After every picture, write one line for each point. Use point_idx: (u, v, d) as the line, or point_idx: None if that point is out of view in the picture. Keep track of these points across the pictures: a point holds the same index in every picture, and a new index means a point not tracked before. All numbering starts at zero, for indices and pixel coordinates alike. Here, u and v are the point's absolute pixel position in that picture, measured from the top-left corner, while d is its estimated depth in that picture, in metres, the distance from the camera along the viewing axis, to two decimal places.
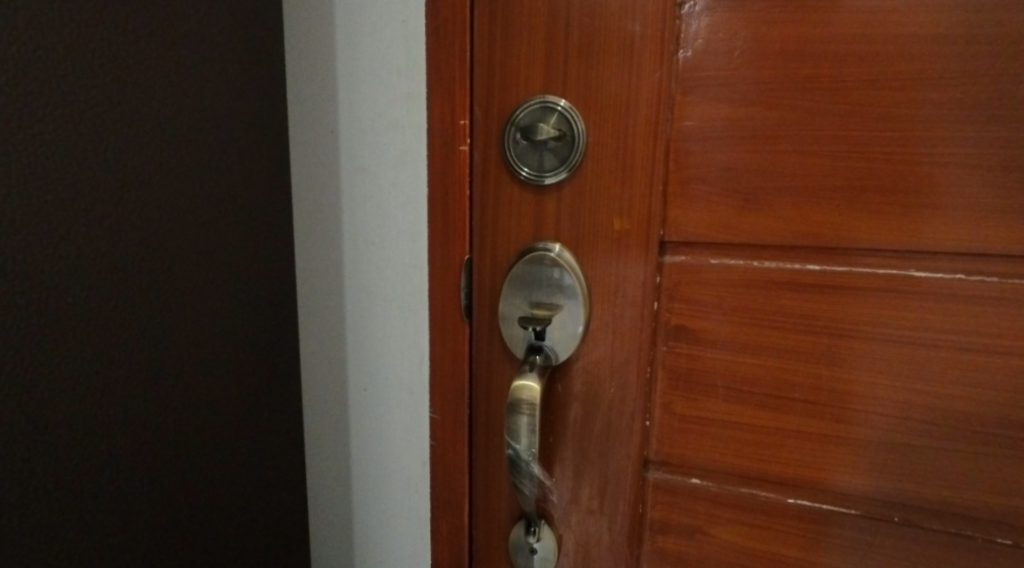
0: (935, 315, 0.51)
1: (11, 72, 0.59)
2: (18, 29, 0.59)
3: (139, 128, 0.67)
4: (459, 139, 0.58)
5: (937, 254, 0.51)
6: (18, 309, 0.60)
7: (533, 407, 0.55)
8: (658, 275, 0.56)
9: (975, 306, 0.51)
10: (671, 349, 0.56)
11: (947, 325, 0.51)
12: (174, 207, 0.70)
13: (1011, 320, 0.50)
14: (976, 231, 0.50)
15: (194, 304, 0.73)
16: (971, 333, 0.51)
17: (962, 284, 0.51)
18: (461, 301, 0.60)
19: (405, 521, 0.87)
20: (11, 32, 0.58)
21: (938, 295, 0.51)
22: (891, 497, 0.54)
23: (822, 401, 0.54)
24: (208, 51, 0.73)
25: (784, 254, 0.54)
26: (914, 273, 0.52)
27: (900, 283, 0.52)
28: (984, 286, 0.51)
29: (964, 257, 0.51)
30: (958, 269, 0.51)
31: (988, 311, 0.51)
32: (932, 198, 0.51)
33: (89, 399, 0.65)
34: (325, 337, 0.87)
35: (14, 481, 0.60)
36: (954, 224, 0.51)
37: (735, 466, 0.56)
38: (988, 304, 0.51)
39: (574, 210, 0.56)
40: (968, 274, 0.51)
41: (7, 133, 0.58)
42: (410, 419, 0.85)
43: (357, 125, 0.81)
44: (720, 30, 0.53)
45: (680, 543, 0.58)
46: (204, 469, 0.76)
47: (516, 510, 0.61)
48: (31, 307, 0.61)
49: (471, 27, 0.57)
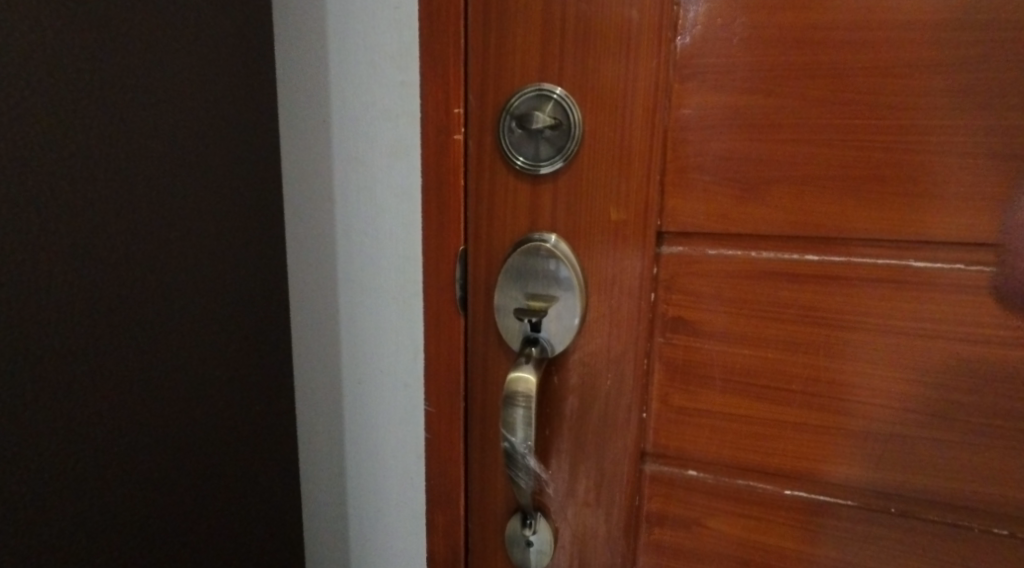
0: (934, 306, 0.51)
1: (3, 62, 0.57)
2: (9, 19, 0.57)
3: (127, 118, 0.65)
4: (453, 128, 0.57)
5: (936, 244, 0.51)
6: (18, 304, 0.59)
7: (530, 399, 0.54)
8: (655, 266, 0.55)
9: (974, 295, 0.50)
10: (668, 341, 0.56)
11: (945, 315, 0.51)
12: (167, 197, 0.70)
13: (1010, 309, 0.50)
14: (978, 217, 0.50)
15: (185, 298, 0.72)
16: (971, 323, 0.51)
17: (961, 274, 0.51)
18: (457, 292, 0.59)
19: (400, 511, 0.87)
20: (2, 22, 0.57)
21: (936, 285, 0.51)
22: (888, 488, 0.54)
23: (822, 392, 0.54)
24: (197, 38, 0.71)
25: (781, 244, 0.53)
26: (912, 263, 0.51)
27: (898, 273, 0.51)
28: (984, 276, 0.50)
29: (966, 246, 0.50)
30: (958, 258, 0.51)
31: (988, 302, 0.50)
32: (930, 189, 0.50)
33: (80, 395, 0.64)
34: (318, 328, 0.86)
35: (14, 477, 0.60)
36: (956, 213, 0.50)
37: (732, 458, 0.56)
38: (988, 294, 0.50)
39: (571, 200, 0.56)
40: (968, 263, 0.50)
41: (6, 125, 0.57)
42: (405, 410, 0.84)
43: (349, 113, 0.80)
44: (718, 16, 0.52)
45: (678, 535, 0.58)
46: (196, 467, 0.75)
47: (512, 503, 0.61)
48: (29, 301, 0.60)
49: (465, 13, 0.55)
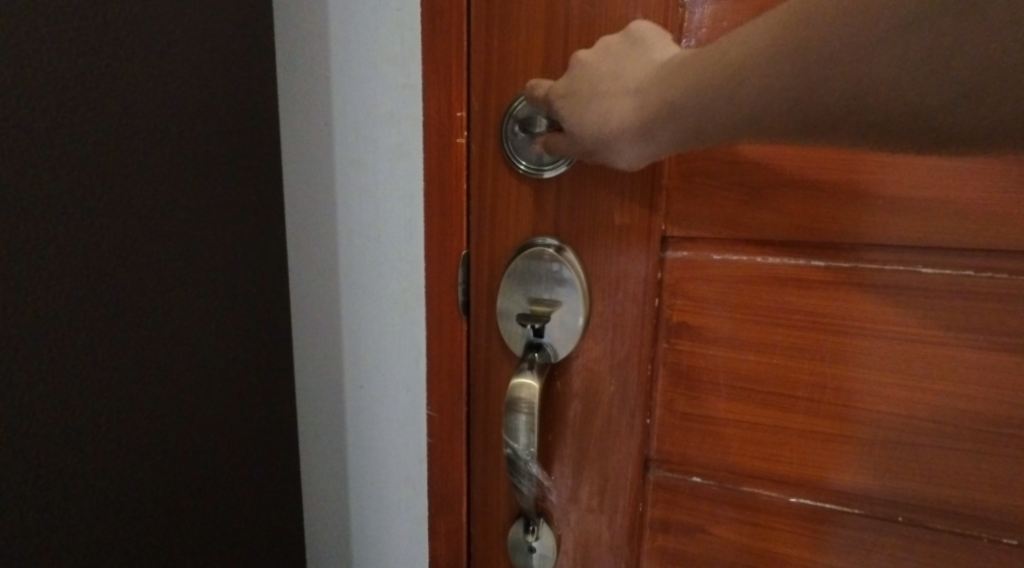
0: (876, 318, 0.51)
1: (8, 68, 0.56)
2: (14, 23, 0.56)
3: (128, 121, 0.64)
4: (455, 132, 0.57)
5: (855, 267, 0.51)
6: (19, 308, 0.58)
7: (532, 405, 0.53)
8: (659, 271, 0.55)
9: (903, 346, 0.51)
10: (672, 347, 0.55)
11: (892, 323, 0.51)
12: (170, 198, 0.69)
13: (957, 385, 0.51)
14: (887, 306, 0.51)
15: (184, 304, 0.71)
16: (926, 377, 0.51)
17: (889, 321, 0.51)
18: (459, 296, 0.59)
19: (405, 513, 0.88)
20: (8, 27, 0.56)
21: (871, 301, 0.51)
22: (895, 497, 0.53)
23: (827, 400, 0.53)
24: (195, 39, 0.70)
25: (721, 264, 0.53)
26: (839, 264, 0.51)
27: (827, 276, 0.52)
28: (916, 335, 0.51)
29: (890, 266, 0.51)
30: (889, 303, 0.51)
31: (926, 355, 0.51)
32: (822, 245, 0.52)
33: (85, 399, 0.63)
34: (321, 328, 0.88)
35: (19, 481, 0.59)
36: (875, 266, 0.51)
37: (737, 465, 0.56)
38: (920, 345, 0.51)
39: (574, 204, 0.55)
40: (897, 313, 0.51)
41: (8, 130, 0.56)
42: (410, 413, 0.86)
43: (352, 117, 0.81)
44: (724, 19, 0.51)
45: (680, 542, 0.58)
46: (194, 474, 0.74)
47: (514, 509, 0.60)
48: (32, 305, 0.59)
49: (468, 15, 0.55)
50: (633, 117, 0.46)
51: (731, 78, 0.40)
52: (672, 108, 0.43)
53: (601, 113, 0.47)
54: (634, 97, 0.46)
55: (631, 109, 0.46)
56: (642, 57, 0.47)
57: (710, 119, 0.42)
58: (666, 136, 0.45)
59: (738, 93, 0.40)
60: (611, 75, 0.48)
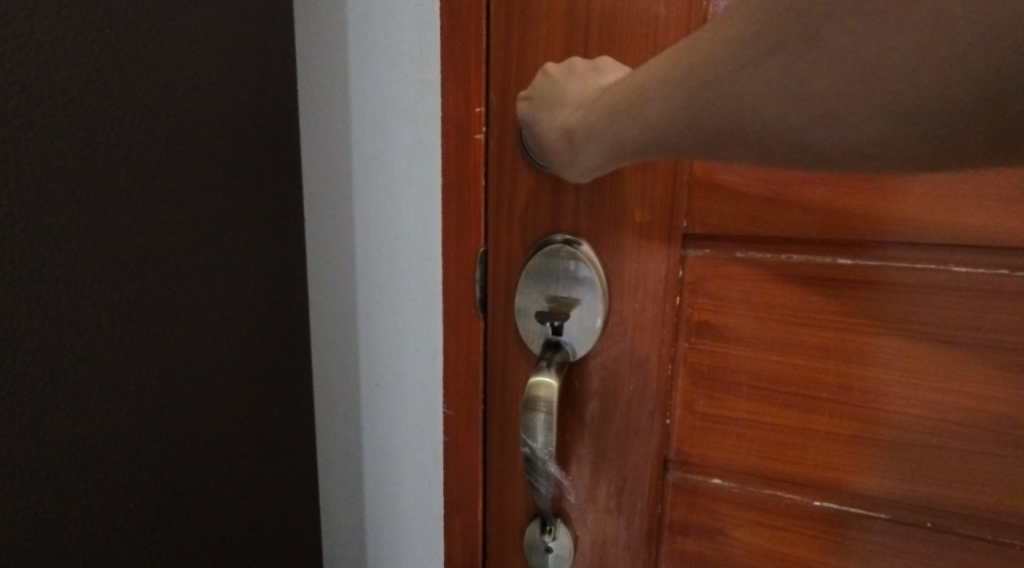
0: (904, 318, 0.50)
1: (29, 64, 0.56)
2: (37, 19, 0.56)
3: (145, 117, 0.64)
4: (473, 128, 0.56)
5: (885, 266, 0.50)
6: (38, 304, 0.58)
7: (551, 405, 0.52)
8: (680, 269, 0.54)
9: (931, 348, 0.50)
10: (693, 346, 0.54)
11: (921, 324, 0.50)
12: (188, 195, 0.69)
13: (989, 388, 0.49)
14: (916, 305, 0.50)
15: (200, 301, 0.71)
16: (957, 380, 0.50)
17: (918, 321, 0.50)
18: (476, 294, 0.58)
19: (420, 512, 0.88)
20: (30, 23, 0.56)
21: (900, 300, 0.50)
22: (921, 502, 0.52)
23: (851, 401, 0.52)
24: (209, 38, 0.69)
25: (744, 263, 0.52)
26: (867, 263, 0.50)
27: (855, 275, 0.51)
28: (946, 337, 0.49)
29: (921, 266, 0.49)
30: (922, 303, 0.50)
31: (956, 358, 0.49)
32: (847, 245, 0.50)
33: (103, 396, 0.63)
34: (338, 324, 0.88)
35: (39, 476, 0.59)
36: (905, 265, 0.50)
37: (759, 468, 0.55)
38: (950, 347, 0.49)
39: (594, 201, 0.54)
40: (933, 312, 0.49)
41: (28, 126, 0.56)
42: (427, 411, 0.85)
43: (371, 113, 0.81)
44: None
45: (700, 544, 0.57)
46: (207, 478, 0.74)
47: (530, 508, 0.60)
48: (52, 301, 0.59)
49: (487, 10, 0.54)
50: (564, 134, 0.47)
51: (640, 96, 0.41)
52: (592, 126, 0.44)
53: (549, 129, 0.49)
54: (570, 114, 0.47)
55: (564, 127, 0.47)
56: (586, 82, 0.48)
57: (624, 135, 0.42)
58: (588, 154, 0.46)
59: (646, 110, 0.40)
60: (560, 93, 0.49)
